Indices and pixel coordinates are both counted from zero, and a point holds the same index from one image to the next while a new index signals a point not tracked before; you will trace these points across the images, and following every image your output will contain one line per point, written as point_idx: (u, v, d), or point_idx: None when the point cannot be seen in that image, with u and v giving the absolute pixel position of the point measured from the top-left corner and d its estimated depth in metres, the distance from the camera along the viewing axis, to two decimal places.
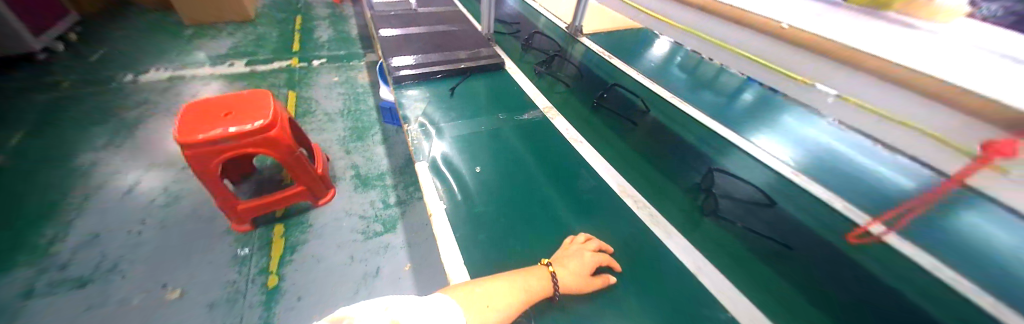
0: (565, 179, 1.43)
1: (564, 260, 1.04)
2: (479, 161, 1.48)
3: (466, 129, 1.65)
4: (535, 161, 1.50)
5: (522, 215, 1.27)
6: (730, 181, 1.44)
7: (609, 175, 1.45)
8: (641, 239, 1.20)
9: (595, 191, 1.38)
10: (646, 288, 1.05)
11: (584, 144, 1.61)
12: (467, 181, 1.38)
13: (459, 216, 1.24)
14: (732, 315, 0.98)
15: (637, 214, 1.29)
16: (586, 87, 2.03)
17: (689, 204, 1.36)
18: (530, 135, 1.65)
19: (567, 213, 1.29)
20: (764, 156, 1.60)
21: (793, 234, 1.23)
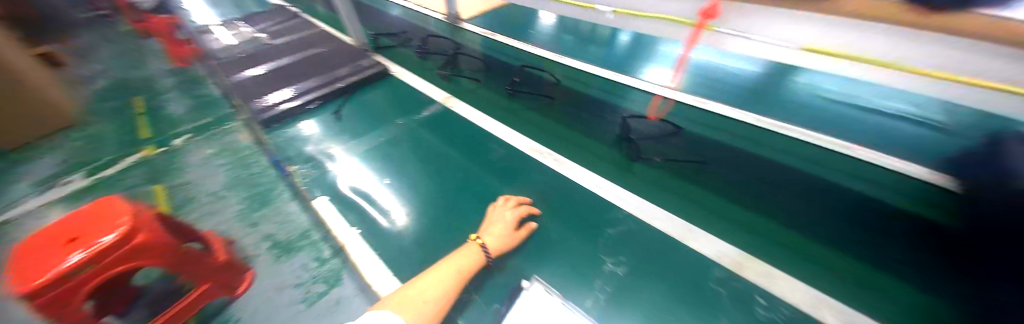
0: (478, 157, 1.47)
1: (484, 228, 1.09)
2: (383, 170, 1.42)
3: (365, 146, 1.58)
4: (446, 150, 1.51)
5: (446, 204, 1.27)
6: (643, 123, 1.57)
7: (516, 141, 1.54)
8: (558, 184, 1.32)
9: (506, 159, 1.45)
10: (569, 221, 1.17)
11: (487, 121, 1.67)
12: (376, 193, 1.33)
13: (371, 233, 1.20)
14: (628, 214, 1.17)
15: (546, 164, 1.41)
16: (480, 74, 2.09)
17: (594, 147, 1.48)
18: (433, 130, 1.64)
19: (494, 181, 1.35)
20: (646, 86, 1.81)
21: (708, 151, 1.38)
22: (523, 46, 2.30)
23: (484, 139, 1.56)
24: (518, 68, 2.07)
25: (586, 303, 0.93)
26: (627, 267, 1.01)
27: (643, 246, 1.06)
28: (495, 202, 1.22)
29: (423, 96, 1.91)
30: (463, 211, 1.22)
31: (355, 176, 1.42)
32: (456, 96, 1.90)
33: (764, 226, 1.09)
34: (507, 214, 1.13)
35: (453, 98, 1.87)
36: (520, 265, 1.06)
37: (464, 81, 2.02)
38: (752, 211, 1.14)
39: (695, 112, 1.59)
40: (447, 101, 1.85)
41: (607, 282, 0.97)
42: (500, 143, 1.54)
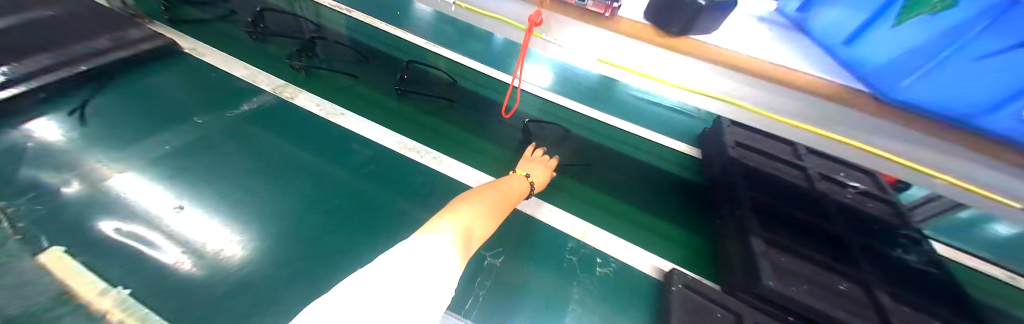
0: (336, 137, 0.99)
1: (324, 235, 0.76)
2: (180, 139, 0.90)
3: (110, 140, 0.86)
4: (280, 127, 0.98)
5: (257, 202, 0.80)
6: (544, 126, 1.09)
7: (377, 133, 1.01)
8: (437, 187, 0.90)
9: (369, 141, 0.99)
10: None
11: (351, 117, 1.05)
12: (118, 190, 0.76)
13: (138, 260, 0.67)
14: (527, 227, 0.77)
15: (425, 160, 0.97)
16: (322, 51, 1.28)
17: (494, 150, 1.02)
18: (271, 93, 1.08)
19: (359, 157, 0.94)
20: (541, 94, 1.22)
21: (644, 149, 1.07)
22: (384, 12, 1.52)
23: (340, 110, 1.06)
24: (399, 42, 1.37)
25: (467, 304, 0.62)
26: (510, 257, 0.70)
27: (531, 230, 0.77)
28: (347, 220, 0.80)
29: (261, 56, 1.23)
30: (277, 221, 0.77)
31: (69, 167, 0.79)
32: (317, 63, 1.22)
33: (673, 232, 0.85)
34: (361, 224, 0.79)
35: (317, 67, 1.19)
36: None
37: (293, 54, 1.23)
38: (676, 213, 0.90)
39: (609, 130, 1.11)
40: (298, 68, 1.15)
41: (493, 277, 0.67)
42: (352, 124, 1.03)
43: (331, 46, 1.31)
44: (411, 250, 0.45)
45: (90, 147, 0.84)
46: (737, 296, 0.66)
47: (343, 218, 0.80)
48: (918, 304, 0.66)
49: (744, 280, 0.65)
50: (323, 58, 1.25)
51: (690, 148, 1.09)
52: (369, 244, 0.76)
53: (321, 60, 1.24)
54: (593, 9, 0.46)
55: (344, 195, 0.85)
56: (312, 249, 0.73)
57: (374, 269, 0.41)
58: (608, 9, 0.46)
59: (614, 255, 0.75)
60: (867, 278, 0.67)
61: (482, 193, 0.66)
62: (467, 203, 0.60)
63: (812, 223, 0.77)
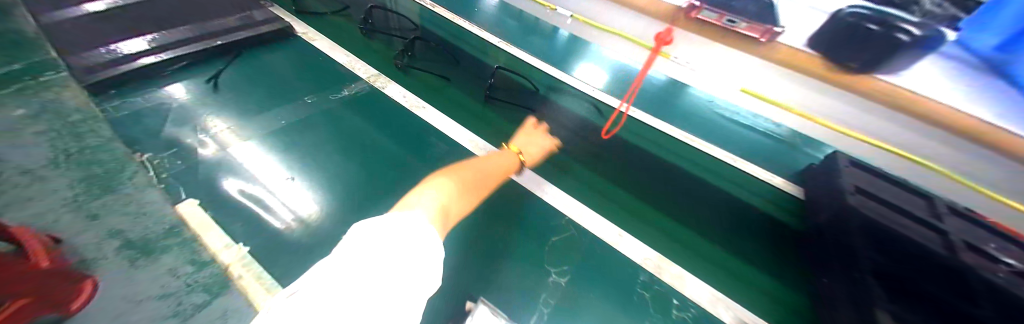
0: (417, 129, 1.03)
1: None
2: (288, 117, 1.01)
3: (235, 110, 1.00)
4: (368, 114, 1.05)
5: (343, 183, 0.87)
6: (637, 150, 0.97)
7: (452, 131, 1.03)
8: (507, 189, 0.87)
9: (446, 137, 1.01)
10: (508, 228, 0.77)
11: (428, 109, 1.08)
12: (244, 154, 0.89)
13: (250, 223, 0.78)
14: (596, 253, 0.73)
15: None
16: (421, 50, 1.28)
17: (568, 163, 0.94)
18: (366, 81, 1.15)
19: (437, 151, 0.97)
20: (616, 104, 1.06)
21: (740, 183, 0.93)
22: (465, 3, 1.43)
23: (420, 103, 1.10)
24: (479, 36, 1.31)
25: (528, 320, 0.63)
26: (577, 278, 0.69)
27: (600, 252, 0.74)
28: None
29: (357, 43, 1.31)
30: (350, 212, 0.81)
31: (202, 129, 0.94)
32: (413, 63, 1.23)
33: (761, 280, 0.77)
34: None
35: (414, 66, 1.21)
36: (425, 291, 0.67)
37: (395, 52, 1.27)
38: (768, 261, 0.80)
39: (701, 154, 0.97)
40: (398, 67, 1.21)
41: (557, 297, 0.66)
42: (429, 118, 1.06)
43: (428, 45, 1.28)
44: (384, 224, 0.46)
45: (216, 114, 0.98)
46: None
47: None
48: None
49: None
50: (418, 57, 1.25)
51: (789, 184, 0.91)
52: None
53: (416, 58, 1.24)
54: (749, 32, 0.60)
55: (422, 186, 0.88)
56: None
57: (341, 256, 0.42)
58: (767, 33, 0.58)
59: (690, 296, 0.69)
60: None
61: (457, 175, 0.70)
62: (439, 182, 0.65)
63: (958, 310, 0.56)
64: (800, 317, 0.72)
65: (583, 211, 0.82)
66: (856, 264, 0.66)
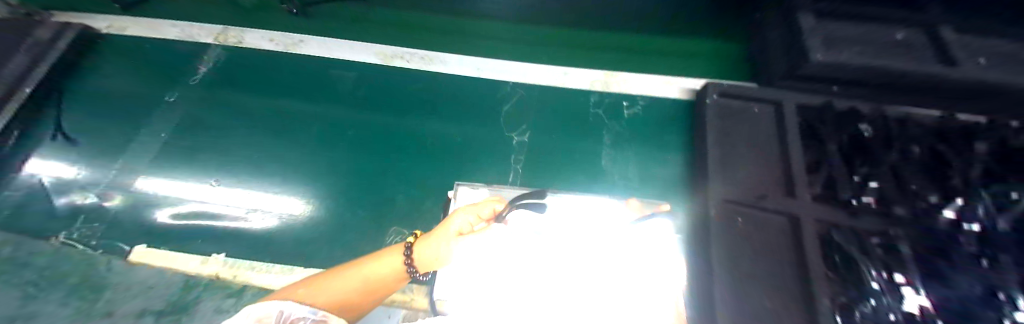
0: (308, 68, 0.85)
1: (376, 147, 0.72)
2: (165, 126, 0.79)
3: (115, 143, 0.75)
4: (244, 78, 0.85)
5: (280, 142, 0.74)
6: None
7: (347, 53, 0.85)
8: (434, 85, 0.80)
9: (346, 62, 0.85)
10: (448, 114, 0.75)
11: (313, 41, 0.87)
12: (159, 178, 0.70)
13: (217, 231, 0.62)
14: (554, 94, 0.74)
15: (413, 62, 0.82)
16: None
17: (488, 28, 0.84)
18: (216, 44, 0.91)
19: (344, 85, 0.82)
20: None
21: None
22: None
23: (295, 37, 0.88)
24: None
25: (508, 178, 0.63)
26: (536, 127, 0.70)
27: (547, 96, 0.74)
28: (353, 158, 0.70)
29: (173, 1, 0.97)
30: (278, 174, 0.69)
31: (62, 181, 0.69)
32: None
33: (692, 51, 0.78)
34: (396, 132, 0.74)
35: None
36: (406, 213, 0.62)
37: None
38: (703, 16, 0.79)
39: None
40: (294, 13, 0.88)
41: (524, 150, 0.67)
42: (319, 50, 0.86)
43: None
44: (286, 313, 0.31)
45: (96, 158, 0.73)
46: (774, 85, 0.65)
47: (347, 152, 0.72)
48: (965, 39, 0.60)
49: (788, 64, 0.61)
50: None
51: None
52: (388, 154, 0.71)
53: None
54: None
55: (371, 111, 0.77)
56: (369, 162, 0.70)
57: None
58: None
59: (639, 93, 0.72)
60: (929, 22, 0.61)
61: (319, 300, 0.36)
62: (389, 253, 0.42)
63: None
64: (733, 62, 0.77)
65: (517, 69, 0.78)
66: None
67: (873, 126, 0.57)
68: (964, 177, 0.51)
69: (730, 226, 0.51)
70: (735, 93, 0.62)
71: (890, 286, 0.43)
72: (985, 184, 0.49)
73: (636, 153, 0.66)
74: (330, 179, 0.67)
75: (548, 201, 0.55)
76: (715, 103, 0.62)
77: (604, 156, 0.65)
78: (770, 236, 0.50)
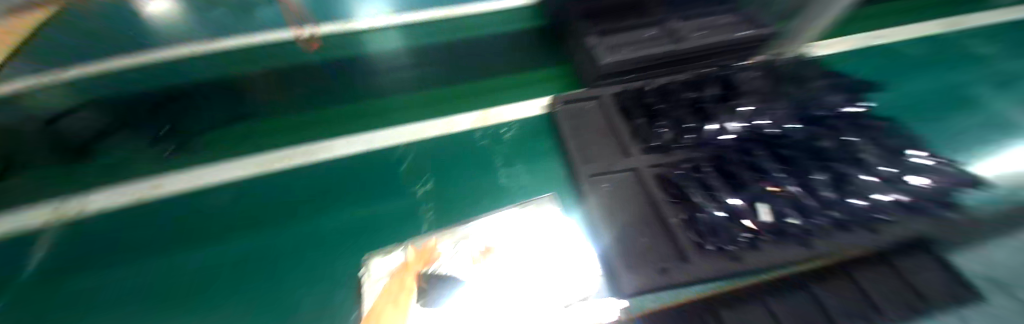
0: (181, 204, 0.79)
1: (272, 252, 0.69)
2: None
3: None
4: (95, 240, 0.73)
5: (139, 298, 0.63)
6: (456, 51, 1.10)
7: (230, 173, 0.84)
8: (321, 173, 0.82)
9: (218, 183, 0.82)
10: (345, 193, 0.78)
11: (180, 175, 0.84)
12: None
13: None
14: (436, 143, 0.86)
15: (297, 158, 0.86)
16: (176, 116, 0.96)
17: (373, 107, 0.97)
18: (50, 224, 0.76)
19: (215, 208, 0.77)
20: (435, 24, 1.20)
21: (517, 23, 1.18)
22: (99, 54, 1.08)
23: (155, 180, 0.83)
24: (230, 64, 1.07)
25: (422, 228, 0.70)
26: (434, 176, 0.79)
27: (431, 148, 0.85)
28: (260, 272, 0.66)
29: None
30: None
31: None
32: (189, 132, 0.93)
33: (538, 76, 1.02)
34: (294, 228, 0.73)
35: (196, 135, 0.92)
36: (323, 307, 0.60)
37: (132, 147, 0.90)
38: (538, 57, 1.07)
39: (480, 25, 1.18)
40: (170, 155, 0.88)
41: (431, 199, 0.75)
42: (186, 182, 0.83)
43: (187, 104, 0.98)
44: None
45: None
46: (596, 84, 0.87)
47: (250, 269, 0.66)
48: (687, 17, 0.91)
49: (594, 67, 0.83)
50: (182, 123, 0.95)
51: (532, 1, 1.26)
52: (291, 252, 0.69)
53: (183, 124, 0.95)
54: None
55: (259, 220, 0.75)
56: (268, 271, 0.66)
57: None
58: None
59: (511, 119, 0.89)
60: (663, 17, 0.92)
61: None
62: None
63: (610, 4, 0.96)
64: (575, 74, 1.01)
65: (407, 131, 0.90)
66: (569, 20, 0.96)
67: (658, 92, 0.81)
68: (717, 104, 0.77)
69: (600, 192, 0.67)
70: (573, 99, 0.84)
71: (707, 195, 0.64)
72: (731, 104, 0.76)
73: (521, 165, 0.80)
74: (236, 305, 0.61)
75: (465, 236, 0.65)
76: (562, 109, 0.83)
77: (502, 176, 0.78)
78: (627, 189, 0.68)
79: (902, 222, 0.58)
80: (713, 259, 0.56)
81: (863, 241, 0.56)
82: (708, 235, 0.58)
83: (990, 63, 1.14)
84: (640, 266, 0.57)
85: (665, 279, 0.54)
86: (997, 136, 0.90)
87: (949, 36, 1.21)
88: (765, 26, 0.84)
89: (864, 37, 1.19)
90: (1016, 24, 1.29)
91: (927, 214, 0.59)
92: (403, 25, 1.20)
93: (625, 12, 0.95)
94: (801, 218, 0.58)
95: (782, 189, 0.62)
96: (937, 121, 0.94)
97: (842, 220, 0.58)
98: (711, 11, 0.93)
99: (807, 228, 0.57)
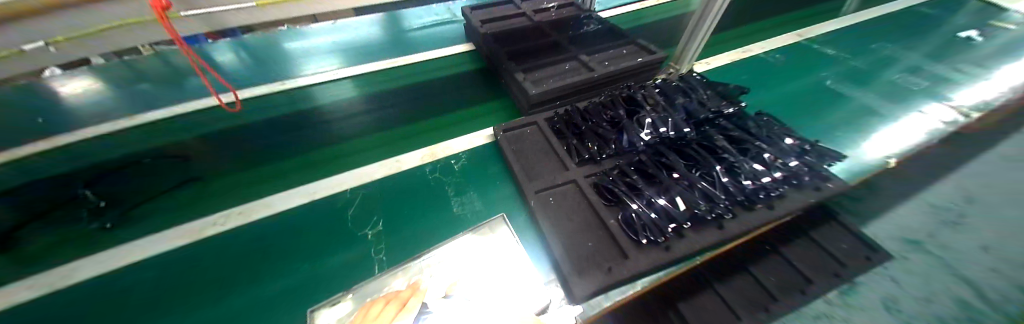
0: (98, 291, 0.70)
1: (213, 322, 0.64)
2: None
3: None
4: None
5: None
6: (402, 95, 1.17)
7: (159, 247, 0.77)
8: (266, 230, 0.79)
9: (145, 259, 0.75)
10: (294, 247, 0.76)
11: (95, 257, 0.75)
12: None
13: None
14: (386, 183, 0.88)
15: (238, 218, 0.82)
16: (113, 186, 0.89)
17: (320, 157, 0.97)
18: None
19: (142, 287, 0.70)
20: (379, 73, 1.28)
21: (457, 66, 1.30)
22: (5, 143, 0.99)
23: (61, 267, 0.73)
24: (166, 134, 1.04)
25: (378, 269, 0.70)
26: (386, 215, 0.80)
27: (382, 188, 0.86)
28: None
29: None
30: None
31: None
32: (131, 200, 0.86)
33: (482, 111, 1.10)
34: (238, 292, 0.69)
35: (138, 203, 0.85)
36: None
37: (45, 229, 0.80)
38: (478, 93, 1.17)
39: (423, 71, 1.28)
40: (111, 229, 0.80)
41: (385, 239, 0.75)
42: (105, 263, 0.74)
43: (122, 173, 0.92)
44: None
45: None
46: (530, 112, 0.97)
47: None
48: (596, 50, 1.08)
49: (525, 99, 0.94)
50: (118, 193, 0.88)
51: (469, 46, 1.41)
52: (237, 318, 0.64)
53: (120, 194, 0.87)
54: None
55: (197, 291, 0.69)
56: None
57: None
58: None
59: (459, 150, 0.95)
60: (577, 51, 1.07)
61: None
62: None
63: (531, 46, 1.11)
64: (513, 105, 1.11)
65: (355, 178, 0.90)
66: (498, 61, 1.09)
67: (582, 113, 0.91)
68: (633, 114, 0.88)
69: (545, 206, 0.73)
70: (511, 126, 0.92)
71: (635, 196, 0.71)
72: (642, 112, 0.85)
73: (472, 193, 0.84)
74: None
75: (422, 272, 0.65)
76: (503, 137, 0.90)
77: (455, 204, 0.81)
78: (569, 199, 0.75)
79: (790, 194, 0.71)
80: (651, 253, 0.62)
81: (767, 216, 0.67)
82: (641, 231, 0.64)
83: (834, 61, 1.45)
84: (588, 269, 0.62)
85: (612, 276, 0.60)
86: (847, 119, 1.15)
87: (804, 44, 1.54)
88: (656, 52, 1.01)
89: (742, 52, 1.46)
90: (846, 30, 1.67)
91: (804, 186, 0.72)
92: (347, 76, 1.26)
93: (545, 51, 1.11)
94: (711, 204, 0.68)
95: (692, 183, 0.70)
96: (802, 112, 1.18)
97: (745, 201, 0.68)
98: (613, 43, 1.10)
99: (718, 212, 0.66)
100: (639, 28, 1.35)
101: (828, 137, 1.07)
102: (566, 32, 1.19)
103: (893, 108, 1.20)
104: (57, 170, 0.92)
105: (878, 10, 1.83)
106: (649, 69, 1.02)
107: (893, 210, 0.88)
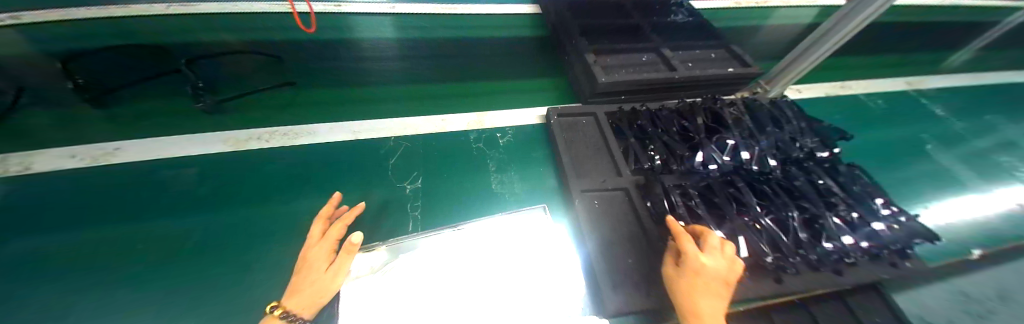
0: (140, 176, 0.71)
1: (242, 237, 0.64)
2: None
3: None
4: (38, 208, 0.64)
5: (84, 275, 0.57)
6: (455, 47, 1.09)
7: (197, 148, 0.76)
8: (302, 158, 0.77)
9: (184, 158, 0.74)
10: (325, 182, 0.74)
11: (138, 142, 0.75)
12: None
13: None
14: (425, 140, 0.83)
15: (277, 139, 0.80)
16: (216, 72, 0.91)
17: (362, 94, 0.92)
18: None
19: (179, 184, 0.71)
20: (436, 17, 1.19)
21: (519, 29, 1.19)
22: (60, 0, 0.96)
23: (107, 145, 0.74)
24: (213, 30, 1.00)
25: (408, 228, 0.67)
26: (424, 175, 0.76)
27: (422, 145, 0.82)
28: (229, 256, 0.61)
29: None
30: (111, 312, 0.53)
31: None
32: (230, 92, 0.87)
33: (538, 85, 1.02)
34: (269, 212, 0.68)
35: (233, 96, 0.84)
36: None
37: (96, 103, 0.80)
38: (537, 65, 1.08)
39: (482, 25, 1.19)
40: (210, 113, 0.81)
41: (419, 198, 0.72)
42: (146, 152, 0.74)
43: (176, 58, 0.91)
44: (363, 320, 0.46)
45: None
46: (591, 102, 0.88)
47: (219, 253, 0.62)
48: (681, 48, 0.96)
49: (590, 85, 0.85)
50: (219, 80, 0.89)
51: (535, 9, 1.28)
52: (265, 237, 0.65)
53: (219, 81, 0.89)
54: None
55: (230, 201, 0.69)
56: (240, 255, 0.62)
57: None
58: None
59: (509, 125, 0.89)
60: (659, 44, 0.95)
61: (310, 257, 0.53)
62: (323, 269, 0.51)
63: (608, 25, 0.99)
64: (571, 87, 1.02)
65: (395, 126, 0.86)
66: (567, 34, 0.97)
67: (649, 117, 0.82)
68: (708, 132, 0.78)
69: (590, 209, 0.67)
70: (569, 112, 0.84)
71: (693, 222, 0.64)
72: (720, 133, 0.76)
73: (515, 172, 0.79)
74: (198, 290, 0.57)
75: (448, 240, 0.59)
76: (555, 122, 0.82)
77: (494, 181, 0.77)
78: (616, 207, 0.69)
79: (862, 264, 0.64)
80: None
81: (830, 281, 0.61)
82: None
83: (935, 121, 1.25)
84: (625, 287, 0.57)
85: (648, 301, 0.56)
86: (943, 187, 1.00)
87: (905, 93, 1.34)
88: (752, 65, 0.89)
89: (833, 86, 1.29)
90: (958, 89, 1.44)
91: (883, 259, 0.65)
92: (403, 14, 1.17)
93: (622, 37, 0.99)
94: (777, 255, 0.60)
95: (760, 224, 0.63)
96: (883, 169, 1.04)
97: (815, 261, 0.61)
98: (702, 43, 0.98)
99: (783, 265, 0.59)
100: (731, 31, 1.18)
101: (912, 204, 0.95)
102: (650, 18, 1.05)
103: (980, 181, 1.03)
104: (106, 42, 0.90)
105: (1008, 75, 1.55)
106: (735, 86, 0.91)
107: (919, 283, 0.77)
